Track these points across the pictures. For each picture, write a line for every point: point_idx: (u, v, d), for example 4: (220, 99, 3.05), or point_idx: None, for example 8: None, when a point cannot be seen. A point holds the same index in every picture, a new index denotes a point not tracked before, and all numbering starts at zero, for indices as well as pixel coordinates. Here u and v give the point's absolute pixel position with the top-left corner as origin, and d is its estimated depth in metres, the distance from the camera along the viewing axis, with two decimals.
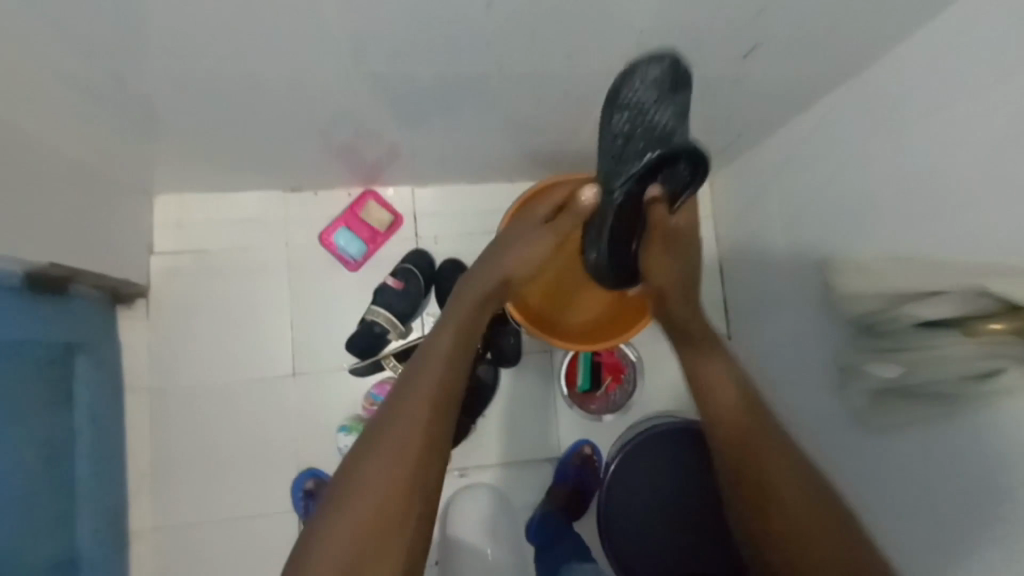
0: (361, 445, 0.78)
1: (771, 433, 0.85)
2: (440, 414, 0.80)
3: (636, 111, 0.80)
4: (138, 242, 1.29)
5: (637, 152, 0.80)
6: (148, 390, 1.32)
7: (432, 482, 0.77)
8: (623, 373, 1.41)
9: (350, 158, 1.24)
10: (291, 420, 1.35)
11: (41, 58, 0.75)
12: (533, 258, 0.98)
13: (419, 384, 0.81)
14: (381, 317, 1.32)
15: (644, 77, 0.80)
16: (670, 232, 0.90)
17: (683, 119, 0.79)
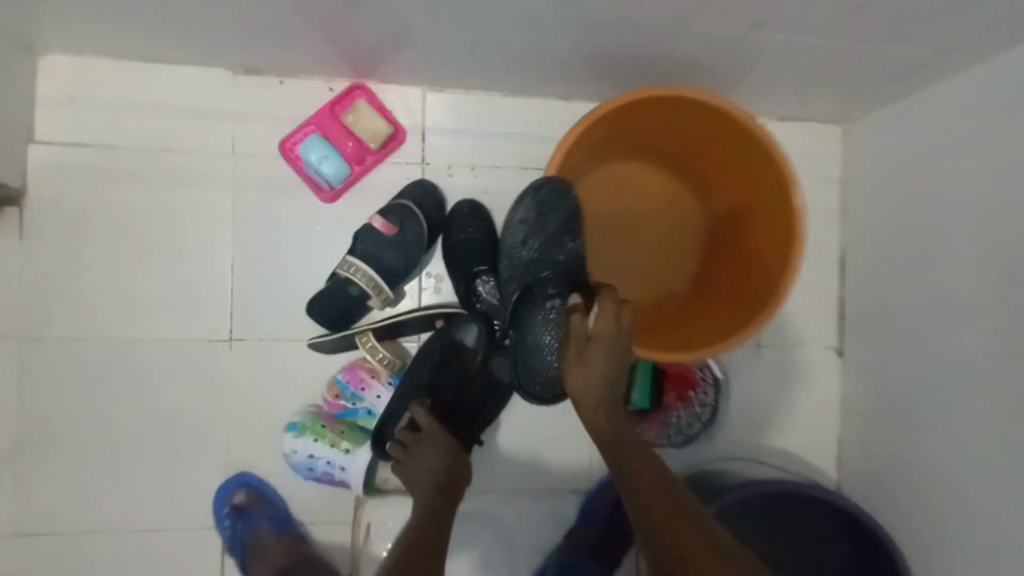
0: None
1: (669, 485, 0.70)
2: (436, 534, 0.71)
3: (510, 241, 0.88)
4: (6, 123, 0.86)
5: (518, 290, 0.85)
6: (18, 339, 0.92)
7: None
8: (695, 387, 0.98)
9: (329, 24, 0.79)
10: (223, 403, 0.95)
11: None
12: (446, 452, 0.82)
13: (400, 552, 0.67)
14: (358, 275, 0.90)
15: (518, 215, 0.88)
16: (591, 342, 0.74)
17: (575, 237, 0.86)
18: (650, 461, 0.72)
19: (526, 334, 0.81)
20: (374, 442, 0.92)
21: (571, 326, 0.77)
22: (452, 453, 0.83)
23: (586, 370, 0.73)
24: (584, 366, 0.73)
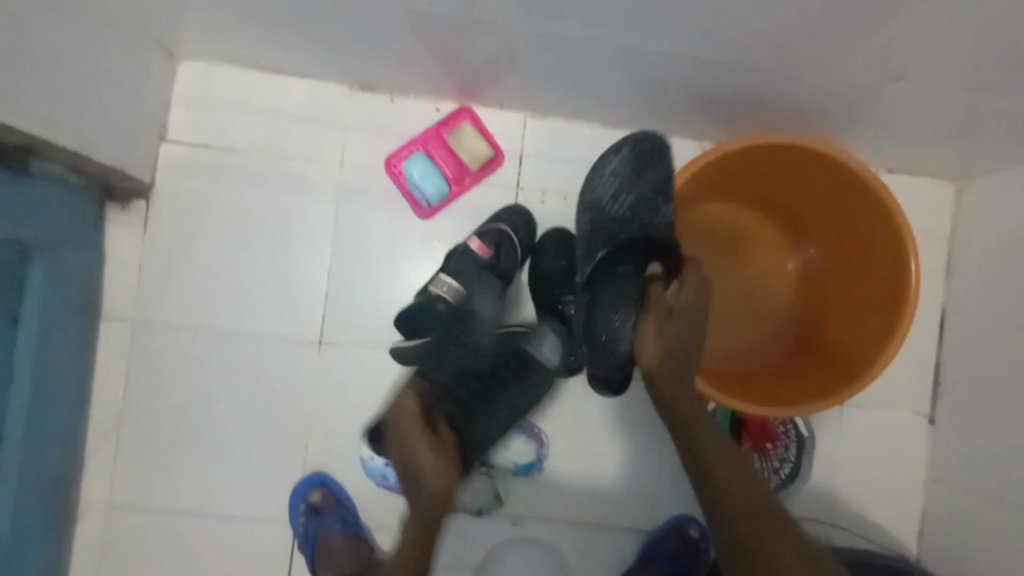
0: None
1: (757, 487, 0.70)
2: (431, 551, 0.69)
3: (601, 191, 0.86)
4: (145, 121, 0.93)
5: (602, 244, 0.82)
6: (131, 323, 0.98)
7: None
8: (772, 440, 0.96)
9: (451, 47, 0.81)
10: (305, 402, 0.99)
11: None
12: (443, 453, 0.73)
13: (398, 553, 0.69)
14: (449, 292, 0.93)
15: (613, 163, 0.87)
16: (673, 313, 0.77)
17: (668, 202, 0.83)
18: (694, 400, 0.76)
19: (602, 293, 0.79)
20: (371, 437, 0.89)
21: (649, 295, 0.80)
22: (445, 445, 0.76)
23: (664, 342, 0.75)
24: (662, 338, 0.76)
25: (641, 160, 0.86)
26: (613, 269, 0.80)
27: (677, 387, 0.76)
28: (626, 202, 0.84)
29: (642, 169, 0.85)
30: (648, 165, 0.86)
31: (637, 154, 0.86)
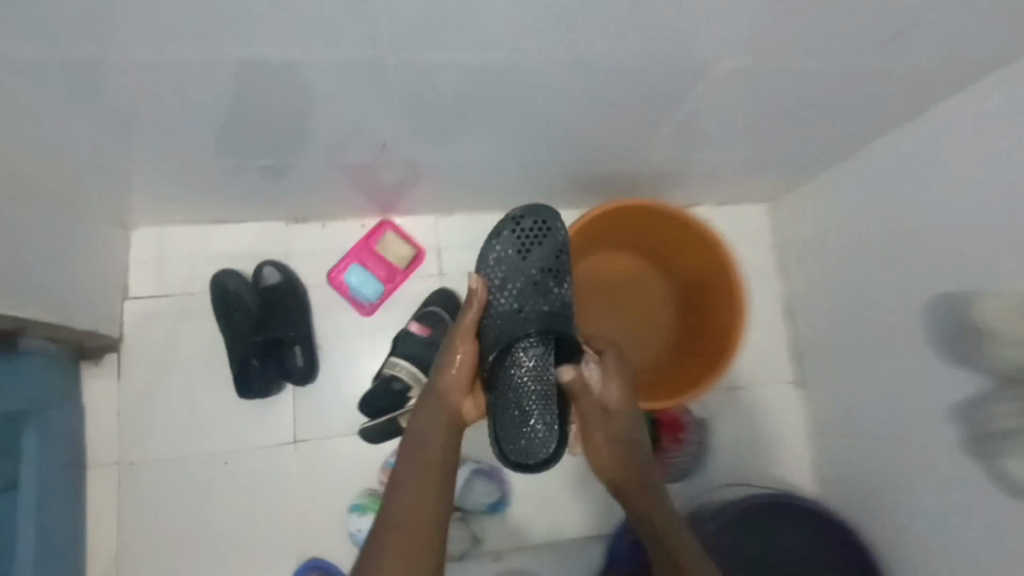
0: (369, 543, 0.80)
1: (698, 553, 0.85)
2: (417, 551, 0.78)
3: (499, 258, 0.89)
4: (110, 286, 1.08)
5: (498, 342, 0.83)
6: (116, 466, 1.08)
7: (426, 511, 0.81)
8: (684, 431, 1.16)
9: (365, 183, 1.03)
10: (290, 498, 1.11)
11: None
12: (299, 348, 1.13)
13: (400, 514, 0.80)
14: (402, 371, 1.09)
15: (500, 247, 0.89)
16: (608, 408, 0.88)
17: (559, 281, 0.88)
18: (649, 490, 0.88)
19: (504, 389, 0.83)
20: (244, 387, 1.10)
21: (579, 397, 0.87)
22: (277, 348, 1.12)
23: (613, 446, 0.89)
24: (610, 443, 0.89)
25: (533, 231, 0.90)
26: (507, 359, 0.83)
27: (636, 484, 0.88)
28: (519, 293, 0.86)
29: (521, 244, 0.89)
30: (535, 236, 0.90)
31: (519, 219, 0.90)
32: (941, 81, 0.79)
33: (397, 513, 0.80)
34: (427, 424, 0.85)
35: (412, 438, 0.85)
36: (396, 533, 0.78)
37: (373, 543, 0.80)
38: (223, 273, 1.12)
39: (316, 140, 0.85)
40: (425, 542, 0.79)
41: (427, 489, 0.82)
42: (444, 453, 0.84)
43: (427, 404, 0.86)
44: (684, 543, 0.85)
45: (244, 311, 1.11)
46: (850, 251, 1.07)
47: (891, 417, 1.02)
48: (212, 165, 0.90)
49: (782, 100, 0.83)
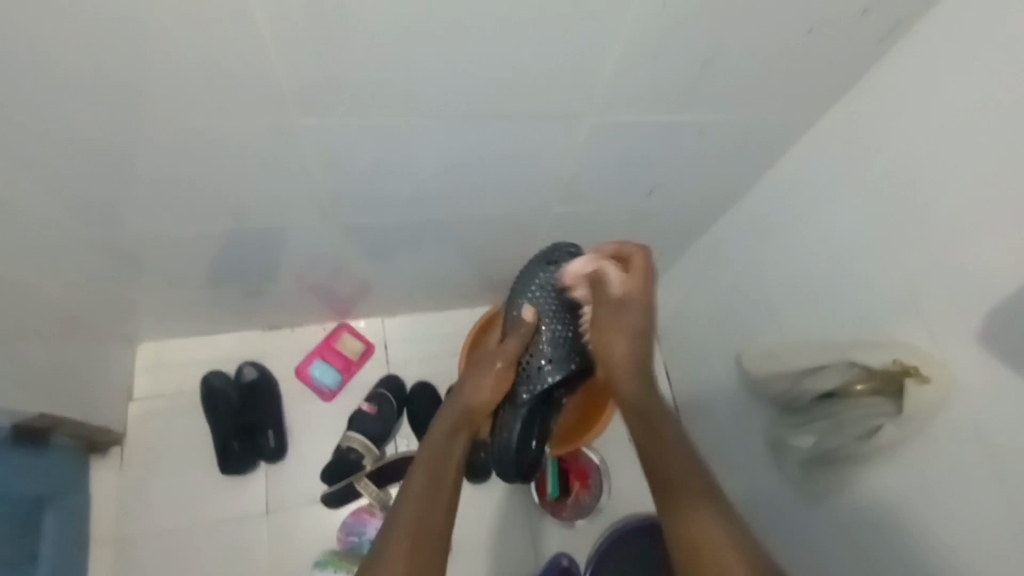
0: (372, 556, 0.72)
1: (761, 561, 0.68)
2: (428, 551, 0.72)
3: (546, 312, 1.04)
4: (120, 390, 1.36)
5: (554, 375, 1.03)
6: (115, 541, 1.30)
7: (441, 515, 0.77)
8: (590, 477, 1.44)
9: (323, 297, 1.36)
10: (263, 560, 1.33)
11: (60, 234, 0.90)
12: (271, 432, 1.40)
13: (409, 502, 0.77)
14: (356, 442, 1.37)
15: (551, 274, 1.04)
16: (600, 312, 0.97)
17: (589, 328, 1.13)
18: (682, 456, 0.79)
19: (530, 416, 1.03)
20: (224, 465, 1.36)
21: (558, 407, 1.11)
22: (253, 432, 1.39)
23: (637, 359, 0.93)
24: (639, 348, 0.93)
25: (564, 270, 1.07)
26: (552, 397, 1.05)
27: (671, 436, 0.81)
28: (568, 327, 1.05)
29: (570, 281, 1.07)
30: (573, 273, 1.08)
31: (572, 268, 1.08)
32: (707, 207, 1.20)
33: (411, 517, 0.75)
34: (441, 434, 0.89)
35: (433, 447, 0.87)
36: (410, 543, 0.72)
37: (380, 551, 0.72)
38: (210, 373, 1.42)
39: (285, 269, 1.19)
40: (432, 555, 0.72)
41: (434, 499, 0.78)
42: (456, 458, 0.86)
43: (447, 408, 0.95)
44: (711, 523, 0.71)
45: (228, 403, 1.40)
46: (693, 321, 1.42)
47: (749, 464, 1.25)
48: (205, 290, 1.22)
49: (605, 228, 1.21)
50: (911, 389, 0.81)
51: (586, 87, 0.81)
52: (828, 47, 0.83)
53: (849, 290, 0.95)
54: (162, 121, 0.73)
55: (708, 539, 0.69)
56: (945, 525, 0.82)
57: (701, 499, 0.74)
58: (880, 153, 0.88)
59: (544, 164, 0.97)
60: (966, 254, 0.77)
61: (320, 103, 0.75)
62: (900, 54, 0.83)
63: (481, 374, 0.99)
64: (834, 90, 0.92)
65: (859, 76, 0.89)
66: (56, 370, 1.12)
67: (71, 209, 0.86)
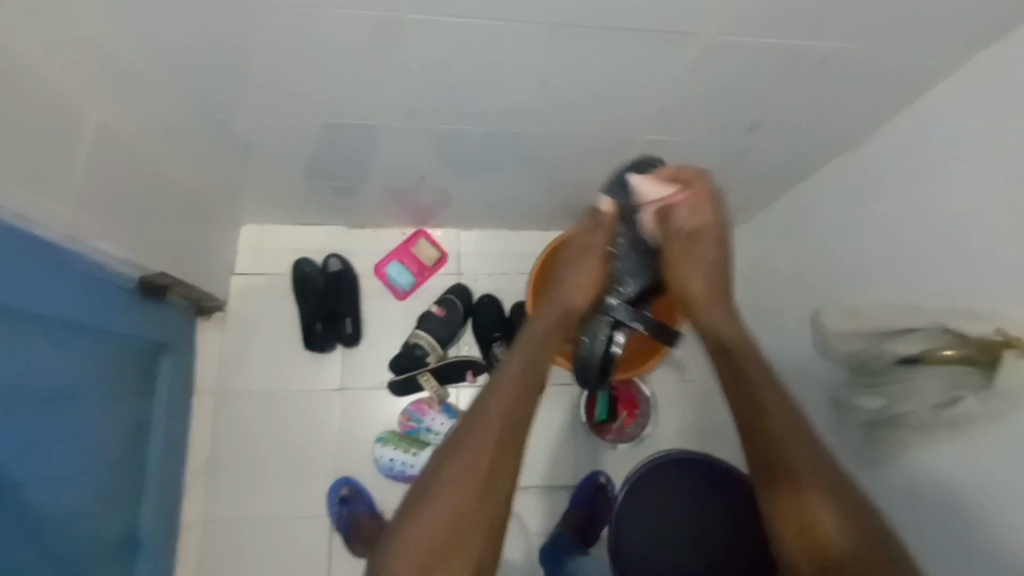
0: (452, 442, 0.78)
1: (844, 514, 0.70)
2: (515, 435, 0.78)
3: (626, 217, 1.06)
4: (224, 264, 1.51)
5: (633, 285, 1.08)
6: (215, 392, 1.51)
7: (526, 415, 0.80)
8: (637, 408, 1.49)
9: (406, 202, 1.41)
10: (334, 429, 1.50)
11: (184, 110, 0.98)
12: (351, 318, 1.52)
13: (497, 394, 0.81)
14: (423, 340, 1.48)
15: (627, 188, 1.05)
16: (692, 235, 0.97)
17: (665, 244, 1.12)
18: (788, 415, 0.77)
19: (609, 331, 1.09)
20: (309, 342, 1.51)
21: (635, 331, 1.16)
22: (335, 316, 1.52)
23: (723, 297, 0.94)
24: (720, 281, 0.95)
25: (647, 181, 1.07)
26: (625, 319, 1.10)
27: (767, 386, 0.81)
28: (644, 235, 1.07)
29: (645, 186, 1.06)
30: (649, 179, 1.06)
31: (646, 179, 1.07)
32: (814, 150, 1.11)
33: (502, 405, 0.79)
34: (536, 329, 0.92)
35: (528, 341, 0.90)
36: (500, 425, 0.77)
37: (464, 439, 0.77)
38: (302, 260, 1.54)
39: (376, 170, 1.24)
40: (518, 440, 0.78)
41: (524, 390, 0.82)
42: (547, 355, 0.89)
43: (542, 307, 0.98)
44: (828, 516, 0.69)
45: (314, 288, 1.52)
46: (774, 272, 1.36)
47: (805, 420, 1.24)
48: (301, 181, 1.30)
49: (695, 162, 1.16)
50: (1007, 362, 0.75)
51: (708, 0, 0.75)
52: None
53: (963, 256, 0.87)
54: (280, 7, 0.76)
55: (814, 523, 0.69)
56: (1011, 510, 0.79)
57: (819, 486, 0.71)
58: None
59: (646, 84, 0.93)
60: None
61: (428, 1, 0.75)
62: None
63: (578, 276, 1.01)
64: (1001, 24, 0.79)
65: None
66: (173, 240, 1.25)
67: (194, 89, 0.93)
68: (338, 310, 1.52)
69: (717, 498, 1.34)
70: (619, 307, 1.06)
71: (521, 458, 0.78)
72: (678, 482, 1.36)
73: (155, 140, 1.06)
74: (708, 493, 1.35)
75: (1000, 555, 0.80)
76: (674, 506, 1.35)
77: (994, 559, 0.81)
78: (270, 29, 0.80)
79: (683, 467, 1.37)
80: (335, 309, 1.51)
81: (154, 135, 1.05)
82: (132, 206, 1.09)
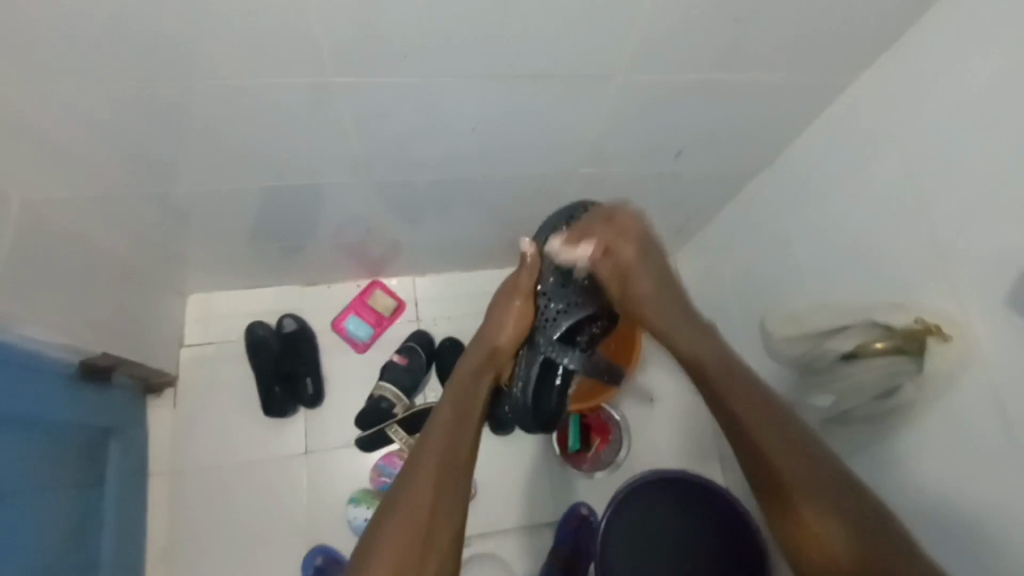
0: (393, 493, 0.77)
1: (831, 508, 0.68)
2: (451, 478, 0.78)
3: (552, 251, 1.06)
4: (171, 337, 1.46)
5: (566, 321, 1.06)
6: (171, 473, 1.43)
7: (466, 453, 0.82)
8: (609, 433, 1.50)
9: (358, 255, 1.41)
10: (302, 496, 1.44)
11: (117, 184, 0.97)
12: (311, 378, 1.49)
13: (435, 436, 0.82)
14: (387, 392, 1.45)
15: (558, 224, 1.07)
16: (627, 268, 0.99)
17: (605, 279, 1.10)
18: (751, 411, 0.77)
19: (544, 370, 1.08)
20: (267, 408, 1.46)
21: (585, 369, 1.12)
22: (294, 379, 1.48)
23: (668, 329, 0.93)
24: (660, 310, 0.95)
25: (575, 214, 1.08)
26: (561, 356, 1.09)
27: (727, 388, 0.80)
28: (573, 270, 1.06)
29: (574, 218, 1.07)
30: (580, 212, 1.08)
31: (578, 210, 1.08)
32: (739, 168, 1.18)
33: (438, 446, 0.80)
34: (468, 372, 0.96)
35: (458, 387, 0.92)
36: (437, 468, 0.78)
37: (403, 486, 0.76)
38: (254, 323, 1.50)
39: (323, 226, 1.24)
40: (455, 483, 0.78)
41: (459, 429, 0.84)
42: (477, 398, 0.91)
43: (474, 349, 1.02)
44: (827, 517, 0.67)
45: (268, 351, 1.48)
46: (721, 286, 1.41)
47: None
48: (247, 244, 1.28)
49: (632, 190, 1.22)
50: (933, 347, 0.82)
51: (618, 44, 0.81)
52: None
53: (880, 253, 0.94)
54: (208, 79, 0.77)
55: (813, 526, 0.68)
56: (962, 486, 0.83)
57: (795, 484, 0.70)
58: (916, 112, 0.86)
59: (574, 123, 0.98)
60: (1004, 218, 0.75)
61: (356, 63, 0.78)
62: (946, 10, 0.80)
63: (504, 317, 1.05)
64: (878, 44, 0.88)
65: (904, 27, 0.86)
66: (113, 317, 1.21)
67: (127, 163, 0.92)
68: (296, 372, 1.48)
69: (698, 513, 1.35)
70: (546, 343, 1.06)
71: (464, 498, 0.78)
72: (658, 503, 1.36)
73: (88, 218, 1.04)
74: (688, 508, 1.35)
75: (960, 532, 0.84)
76: (658, 529, 1.35)
77: (957, 536, 0.84)
78: (200, 100, 0.81)
79: (661, 487, 1.37)
80: (293, 371, 1.48)
81: (87, 213, 1.02)
82: (67, 287, 1.05)
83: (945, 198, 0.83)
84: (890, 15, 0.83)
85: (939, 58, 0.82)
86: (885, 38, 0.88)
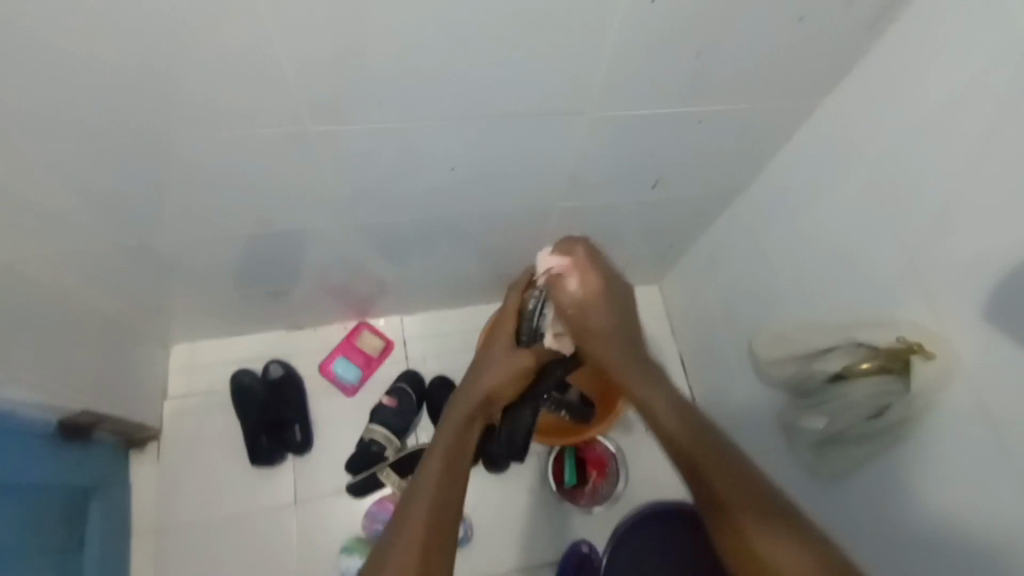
0: (380, 548, 0.71)
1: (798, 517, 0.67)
2: (442, 532, 0.72)
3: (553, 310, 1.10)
4: (155, 389, 1.43)
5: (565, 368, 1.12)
6: (154, 531, 1.37)
7: (456, 505, 0.76)
8: (606, 466, 1.47)
9: (344, 297, 1.41)
10: (291, 547, 1.39)
11: (98, 238, 0.97)
12: (300, 424, 1.46)
13: (423, 489, 0.77)
14: (378, 435, 1.42)
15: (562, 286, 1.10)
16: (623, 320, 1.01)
17: None
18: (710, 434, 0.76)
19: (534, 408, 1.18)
20: (253, 457, 1.42)
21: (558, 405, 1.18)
22: (282, 425, 1.45)
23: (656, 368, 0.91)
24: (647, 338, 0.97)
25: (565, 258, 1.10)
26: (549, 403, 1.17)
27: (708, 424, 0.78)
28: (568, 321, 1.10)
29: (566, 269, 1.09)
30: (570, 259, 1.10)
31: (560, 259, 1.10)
32: (716, 196, 1.21)
33: (428, 501, 0.75)
34: (460, 422, 0.91)
35: (447, 438, 0.86)
36: (428, 521, 0.72)
37: (391, 539, 0.71)
38: (240, 371, 1.48)
39: (308, 269, 1.23)
40: (445, 540, 0.72)
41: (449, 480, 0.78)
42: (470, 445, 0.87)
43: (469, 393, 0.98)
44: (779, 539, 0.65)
45: (255, 399, 1.46)
46: (707, 310, 1.42)
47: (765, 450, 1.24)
48: (230, 291, 1.27)
49: (612, 221, 1.24)
50: (917, 366, 0.82)
51: (588, 80, 0.84)
52: (827, 27, 0.84)
53: (858, 272, 0.95)
54: (190, 132, 0.79)
55: (759, 552, 0.66)
56: (959, 499, 0.82)
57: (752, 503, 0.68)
58: (877, 138, 0.90)
59: (550, 159, 1.00)
60: (970, 233, 0.78)
61: (332, 110, 0.80)
62: (890, 38, 0.85)
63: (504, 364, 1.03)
64: (837, 71, 0.92)
65: (858, 57, 0.90)
66: (94, 370, 1.18)
67: (107, 216, 0.92)
68: (284, 420, 1.46)
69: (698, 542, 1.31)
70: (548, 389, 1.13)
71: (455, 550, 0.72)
72: (655, 535, 1.33)
73: (68, 274, 1.03)
74: (689, 539, 1.32)
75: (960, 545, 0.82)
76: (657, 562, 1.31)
77: (961, 551, 0.82)
78: (181, 151, 0.82)
79: (661, 517, 1.35)
80: (280, 418, 1.45)
81: (67, 268, 1.01)
82: (47, 342, 1.03)
83: (912, 215, 0.86)
84: (845, 44, 0.87)
85: (890, 84, 0.86)
86: (841, 68, 0.92)
